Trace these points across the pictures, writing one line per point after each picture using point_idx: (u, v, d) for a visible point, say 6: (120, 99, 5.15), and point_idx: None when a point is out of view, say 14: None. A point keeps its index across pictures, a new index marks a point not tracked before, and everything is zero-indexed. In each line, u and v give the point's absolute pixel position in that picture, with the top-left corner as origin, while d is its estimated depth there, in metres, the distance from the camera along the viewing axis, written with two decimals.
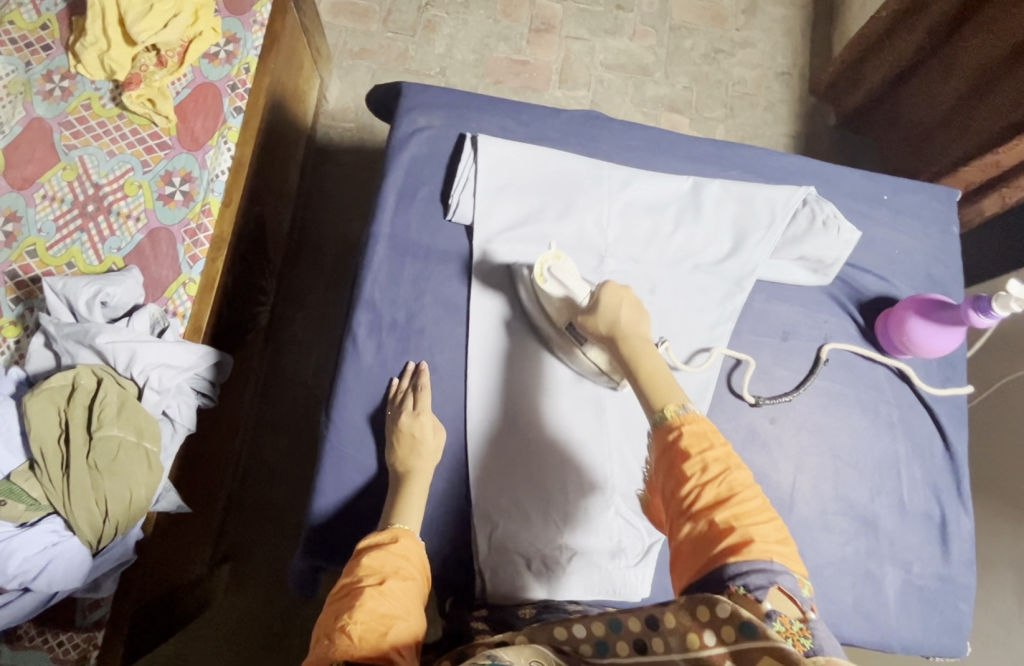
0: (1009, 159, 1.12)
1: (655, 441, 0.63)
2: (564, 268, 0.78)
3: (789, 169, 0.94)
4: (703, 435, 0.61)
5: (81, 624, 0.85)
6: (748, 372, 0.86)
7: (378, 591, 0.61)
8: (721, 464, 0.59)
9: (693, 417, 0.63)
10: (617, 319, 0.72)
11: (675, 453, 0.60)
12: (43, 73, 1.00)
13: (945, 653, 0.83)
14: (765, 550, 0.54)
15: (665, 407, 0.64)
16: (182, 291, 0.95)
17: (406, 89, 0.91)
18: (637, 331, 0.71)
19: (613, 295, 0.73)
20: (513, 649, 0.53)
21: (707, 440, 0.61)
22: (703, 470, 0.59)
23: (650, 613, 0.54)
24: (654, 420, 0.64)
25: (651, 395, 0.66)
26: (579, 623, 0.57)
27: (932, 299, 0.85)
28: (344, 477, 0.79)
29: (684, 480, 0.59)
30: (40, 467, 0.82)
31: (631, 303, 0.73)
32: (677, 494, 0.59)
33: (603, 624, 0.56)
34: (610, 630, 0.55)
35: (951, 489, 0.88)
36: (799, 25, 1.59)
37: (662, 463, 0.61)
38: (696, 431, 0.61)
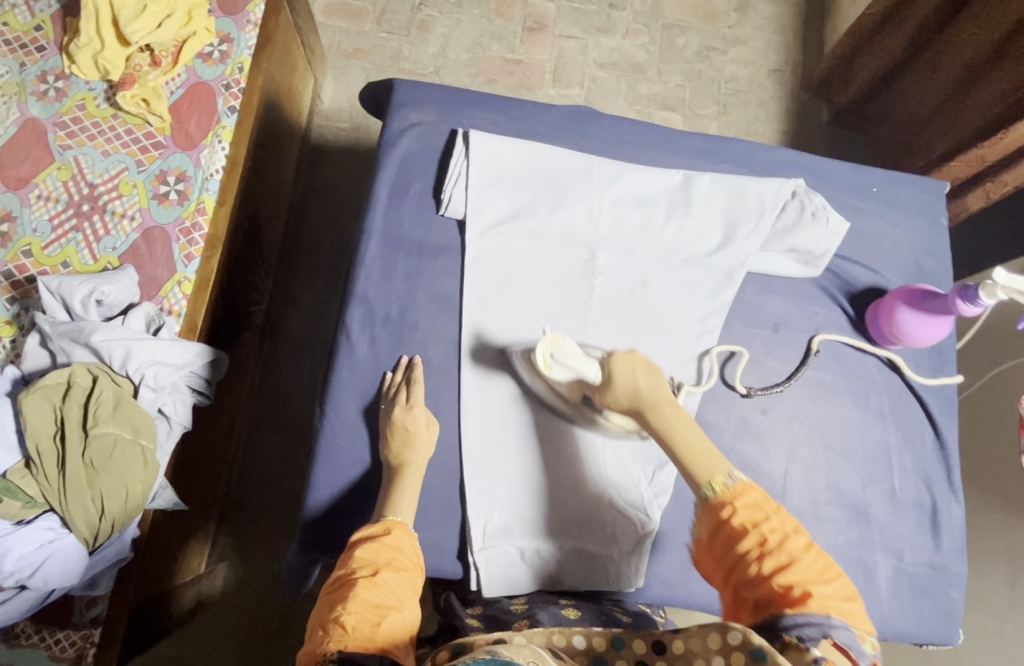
0: (995, 152, 1.14)
1: (708, 515, 0.63)
2: (567, 351, 0.77)
3: (779, 162, 0.95)
4: (755, 503, 0.62)
5: (79, 621, 0.85)
6: (742, 363, 0.86)
7: (371, 582, 0.62)
8: (779, 532, 0.60)
9: (742, 487, 0.63)
10: (636, 389, 0.71)
11: (730, 526, 0.61)
12: (37, 73, 1.00)
13: (937, 641, 0.84)
14: (824, 607, 0.55)
15: (712, 483, 0.64)
16: (177, 290, 0.95)
17: (398, 86, 0.92)
18: (664, 398, 0.71)
19: (623, 364, 0.72)
20: (509, 648, 0.53)
21: (760, 509, 0.61)
22: (761, 542, 0.59)
23: (657, 639, 0.59)
24: (702, 497, 0.64)
25: (693, 470, 0.66)
26: (579, 634, 0.61)
27: (920, 289, 0.86)
28: (339, 471, 0.80)
29: (744, 553, 0.59)
30: (36, 464, 0.82)
31: (645, 371, 0.72)
32: (735, 563, 0.60)
33: (603, 640, 0.61)
34: (612, 646, 0.60)
35: (942, 478, 0.88)
36: (791, 22, 1.60)
37: (718, 537, 0.62)
38: (747, 503, 0.62)
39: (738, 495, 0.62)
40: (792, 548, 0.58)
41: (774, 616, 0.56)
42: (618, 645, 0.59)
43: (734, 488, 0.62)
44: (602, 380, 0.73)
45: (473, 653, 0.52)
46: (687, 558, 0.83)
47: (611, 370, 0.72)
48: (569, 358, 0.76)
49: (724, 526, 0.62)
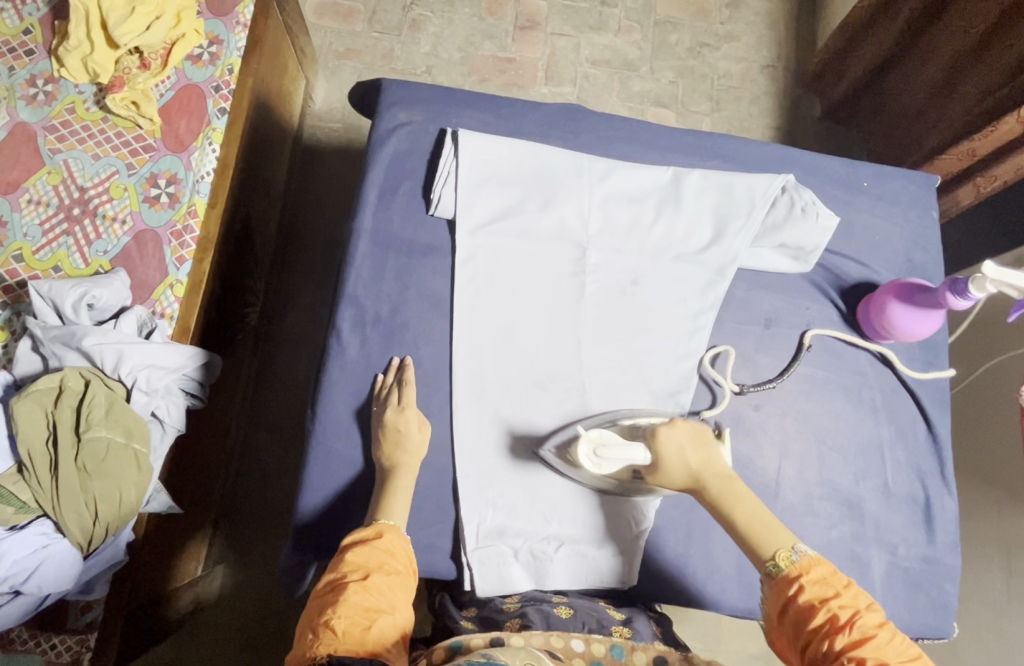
0: (984, 146, 1.11)
1: (776, 593, 0.63)
2: (609, 444, 0.75)
3: (770, 158, 0.95)
4: (823, 579, 0.62)
5: (74, 626, 0.85)
6: (728, 362, 0.86)
7: (361, 586, 0.62)
8: (849, 607, 0.59)
9: (808, 562, 0.63)
10: (687, 468, 0.73)
11: (799, 604, 0.61)
12: (27, 77, 1.00)
13: (932, 634, 0.84)
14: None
15: (776, 557, 0.65)
16: (169, 292, 0.95)
17: (387, 85, 0.91)
18: (720, 474, 0.72)
19: (669, 447, 0.74)
20: (506, 651, 0.54)
21: (829, 584, 0.62)
22: (831, 619, 0.59)
23: (656, 655, 0.70)
24: (767, 573, 0.65)
25: (757, 545, 0.67)
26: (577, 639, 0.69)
27: (911, 283, 0.86)
28: (332, 473, 0.80)
29: (815, 630, 0.59)
30: (28, 470, 0.82)
31: (694, 446, 0.74)
32: (808, 641, 0.59)
33: (602, 647, 0.70)
34: (612, 653, 0.69)
35: (934, 472, 0.88)
36: (783, 17, 1.59)
37: (787, 616, 0.61)
38: (815, 579, 0.62)
39: (806, 571, 0.63)
40: (864, 624, 0.58)
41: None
42: (617, 654, 0.69)
43: (802, 562, 0.63)
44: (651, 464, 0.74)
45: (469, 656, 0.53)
46: (681, 555, 0.83)
47: (659, 455, 0.73)
48: (612, 451, 0.74)
49: (792, 604, 0.62)
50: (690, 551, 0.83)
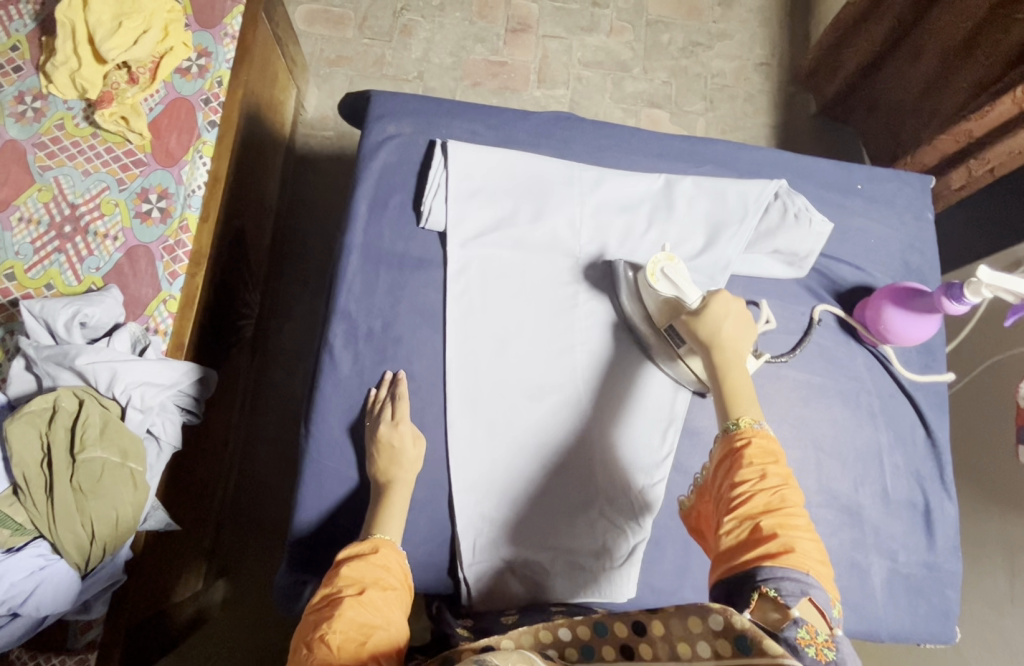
0: (980, 129, 1.09)
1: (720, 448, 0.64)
2: (677, 272, 0.78)
3: (763, 162, 0.94)
4: (766, 450, 0.62)
5: (73, 646, 0.84)
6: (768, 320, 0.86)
7: (357, 601, 0.62)
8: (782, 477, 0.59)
9: (765, 434, 0.63)
10: (718, 330, 0.72)
11: (736, 461, 0.61)
12: (15, 94, 0.99)
13: (934, 640, 0.84)
14: (803, 561, 0.55)
15: (740, 418, 0.64)
16: (162, 308, 0.95)
17: (375, 96, 0.91)
18: (738, 352, 0.71)
19: (722, 306, 0.73)
20: (499, 653, 0.49)
21: (769, 456, 0.61)
22: (760, 480, 0.59)
23: (636, 620, 0.57)
24: (724, 426, 0.65)
25: (729, 403, 0.66)
26: (564, 626, 0.57)
27: (907, 288, 0.85)
28: (326, 489, 0.79)
29: (741, 487, 0.59)
30: (23, 491, 0.81)
31: (735, 318, 0.72)
32: (730, 497, 0.60)
33: (585, 627, 0.57)
34: (596, 634, 0.56)
35: (933, 477, 0.88)
36: (775, 14, 1.58)
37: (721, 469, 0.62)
38: (762, 446, 0.61)
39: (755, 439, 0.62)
40: (788, 496, 0.58)
41: (753, 561, 0.56)
42: (601, 632, 0.56)
43: (757, 430, 0.62)
44: (697, 308, 0.74)
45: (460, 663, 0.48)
46: (678, 565, 0.82)
47: (708, 302, 0.74)
48: (677, 275, 0.78)
49: (730, 459, 0.62)
50: (688, 559, 0.83)
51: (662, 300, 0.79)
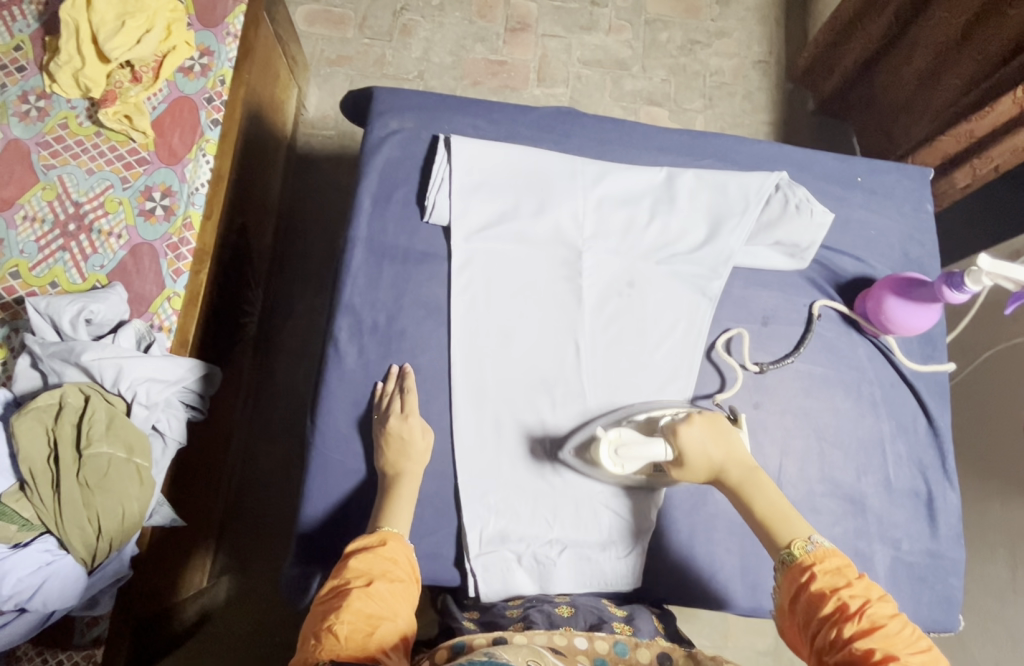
0: (982, 129, 1.10)
1: (788, 582, 0.62)
2: (630, 443, 0.73)
3: (763, 156, 0.95)
4: (837, 569, 0.61)
5: (80, 642, 0.84)
6: (744, 343, 0.87)
7: (365, 592, 0.62)
8: (861, 597, 0.59)
9: (824, 551, 0.63)
10: (709, 458, 0.72)
11: (811, 592, 0.60)
12: (18, 94, 1.00)
13: (937, 628, 0.84)
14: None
15: (792, 546, 0.64)
16: (167, 305, 0.95)
17: (378, 93, 0.91)
18: (741, 463, 0.72)
19: (692, 441, 0.71)
20: (508, 649, 0.52)
21: (841, 575, 0.61)
22: (842, 606, 0.58)
23: (658, 651, 0.69)
24: (780, 560, 0.64)
25: (773, 534, 0.67)
26: (585, 637, 0.68)
27: (907, 277, 0.86)
28: (333, 482, 0.80)
29: (826, 616, 0.58)
30: (30, 487, 0.82)
31: (710, 436, 0.72)
32: (819, 629, 0.58)
33: (605, 644, 0.69)
34: (615, 650, 0.68)
35: (936, 466, 0.88)
36: (773, 12, 1.59)
37: (799, 603, 0.61)
38: (828, 569, 0.61)
39: (820, 560, 0.62)
40: (875, 614, 0.57)
41: None
42: (622, 650, 0.68)
43: (818, 552, 0.62)
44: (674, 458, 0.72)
45: (470, 655, 0.51)
46: (683, 556, 0.83)
47: (681, 452, 0.71)
48: (632, 451, 0.72)
49: (805, 591, 0.61)
50: (693, 550, 0.83)
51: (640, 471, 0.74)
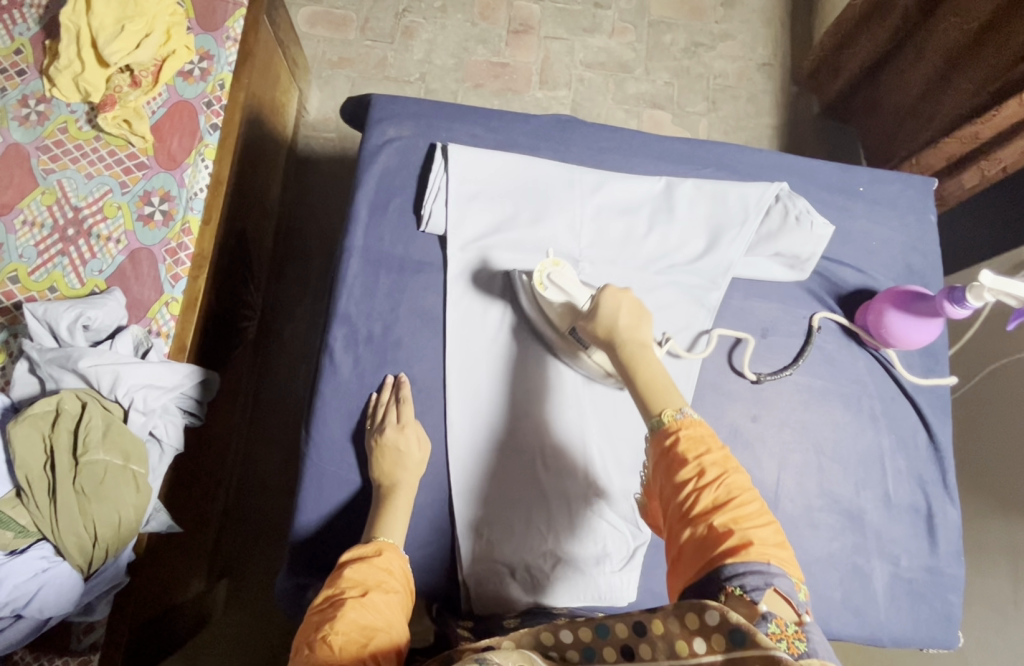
0: (988, 130, 1.09)
1: (652, 447, 0.60)
2: (564, 276, 0.79)
3: (764, 165, 0.94)
4: (698, 438, 0.58)
5: (77, 648, 0.84)
6: (748, 349, 0.87)
7: (359, 602, 0.61)
8: (718, 466, 0.57)
9: (691, 421, 0.61)
10: (615, 324, 0.70)
11: (671, 459, 0.58)
12: (18, 98, 1.00)
13: (936, 645, 0.83)
14: (764, 553, 0.52)
15: (661, 412, 0.61)
16: (165, 311, 0.95)
17: (376, 100, 0.91)
18: (637, 338, 0.69)
19: (612, 298, 0.72)
20: (497, 652, 0.50)
21: (702, 443, 0.58)
22: (698, 475, 0.56)
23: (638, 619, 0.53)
24: (650, 426, 0.62)
25: (648, 399, 0.63)
26: (565, 626, 0.54)
27: (908, 290, 0.85)
28: (328, 493, 0.80)
29: (683, 485, 0.56)
30: (26, 493, 0.82)
31: (626, 308, 0.71)
32: (676, 499, 0.56)
33: (587, 629, 0.54)
34: (597, 635, 0.53)
35: (936, 481, 0.87)
36: (777, 15, 1.58)
37: (659, 467, 0.59)
38: (691, 435, 0.58)
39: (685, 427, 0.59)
40: (732, 485, 0.55)
41: (713, 562, 0.52)
42: (604, 633, 0.53)
43: (682, 419, 0.60)
44: (590, 309, 0.73)
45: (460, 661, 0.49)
46: None
47: (598, 306, 0.71)
48: (564, 278, 0.79)
49: (665, 455, 0.59)
50: None
51: (555, 308, 0.80)
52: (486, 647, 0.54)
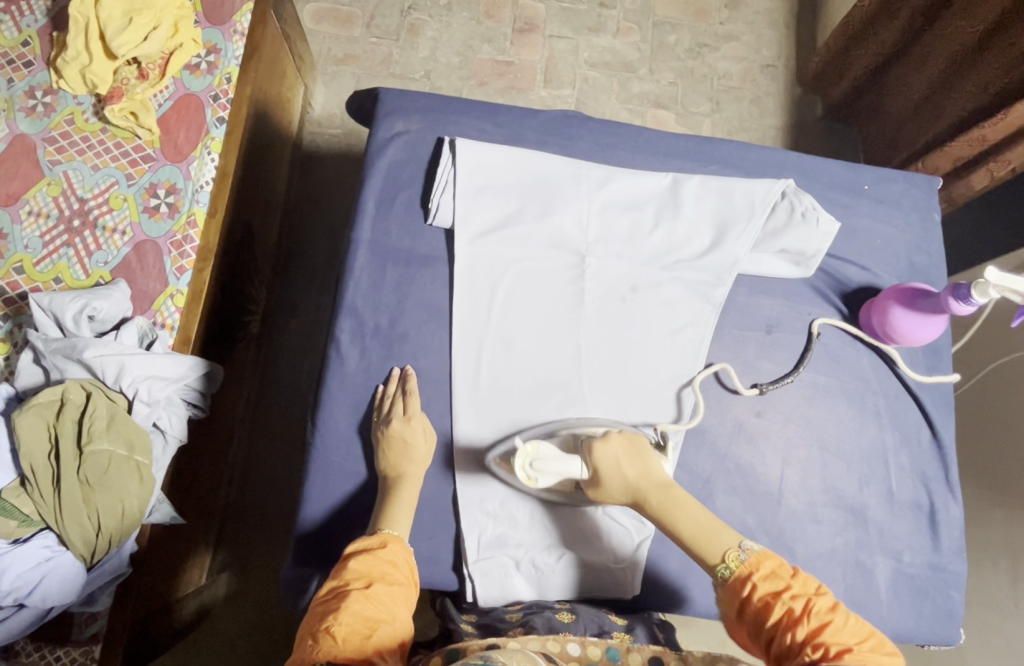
0: (995, 133, 1.10)
1: (730, 596, 0.63)
2: (546, 456, 0.73)
3: (770, 162, 0.94)
4: (773, 573, 0.62)
5: (79, 637, 0.84)
6: (730, 375, 0.86)
7: (363, 594, 0.62)
8: (802, 596, 0.59)
9: (757, 558, 0.63)
10: (623, 479, 0.72)
11: (756, 599, 0.60)
12: (26, 89, 1.00)
13: (938, 641, 0.84)
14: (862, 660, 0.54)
15: (725, 560, 0.64)
16: (170, 302, 0.95)
17: (384, 94, 0.91)
18: (652, 487, 0.71)
19: (606, 458, 0.73)
20: (503, 652, 0.51)
21: (779, 577, 0.61)
22: (787, 610, 0.59)
23: (652, 656, 0.67)
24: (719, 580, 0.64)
25: (703, 553, 0.67)
26: (574, 642, 0.67)
27: (914, 288, 0.85)
28: (333, 484, 0.80)
29: (776, 621, 0.59)
30: (31, 482, 0.82)
31: (624, 459, 0.73)
32: (773, 637, 0.58)
33: (597, 649, 0.67)
34: (607, 656, 0.67)
35: (939, 478, 0.88)
36: (782, 16, 1.59)
37: (745, 612, 0.61)
38: (765, 574, 0.62)
39: (755, 566, 0.63)
40: (820, 609, 0.58)
41: None
42: (613, 656, 0.67)
43: (750, 558, 0.63)
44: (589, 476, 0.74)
45: (466, 658, 0.50)
46: (683, 564, 0.83)
47: (596, 469, 0.73)
48: (549, 463, 0.73)
49: (748, 598, 0.61)
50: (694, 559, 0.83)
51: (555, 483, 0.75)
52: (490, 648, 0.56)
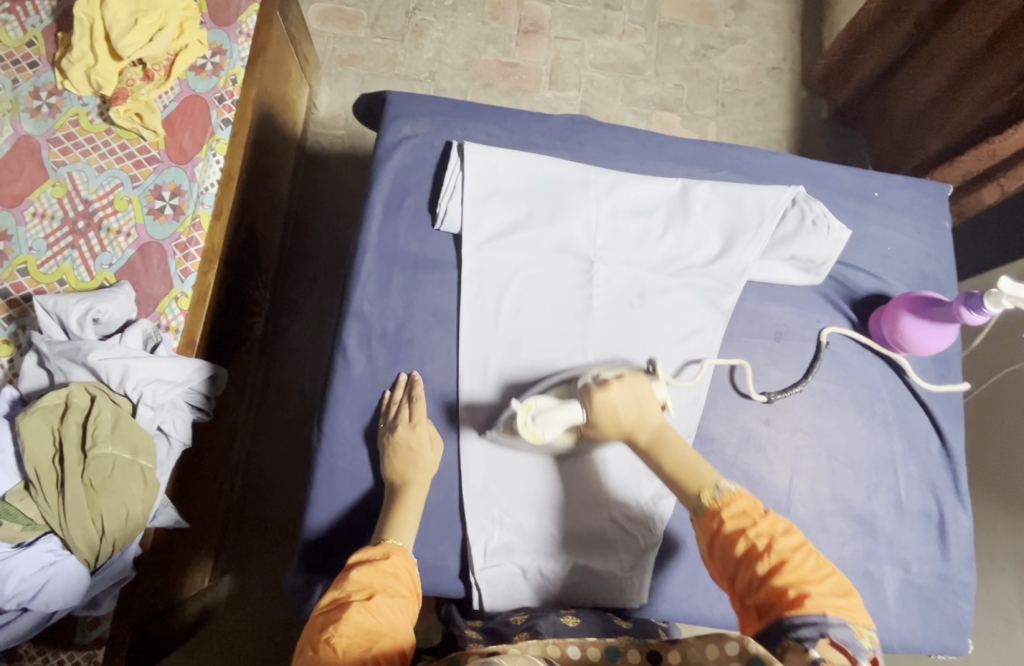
0: (1005, 149, 1.09)
1: (702, 529, 0.65)
2: (545, 409, 0.73)
3: (779, 168, 0.94)
4: (742, 512, 0.63)
5: (82, 641, 0.84)
6: (746, 375, 0.86)
7: (365, 606, 0.61)
8: (766, 534, 0.61)
9: (730, 496, 0.64)
10: (619, 420, 0.72)
11: (724, 537, 0.62)
12: (31, 89, 1.00)
13: (946, 652, 0.83)
14: (820, 606, 0.56)
15: (702, 494, 0.66)
16: (174, 305, 0.94)
17: (392, 97, 0.91)
18: (646, 425, 0.72)
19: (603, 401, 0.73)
20: (508, 658, 0.50)
21: (748, 516, 0.63)
22: (751, 547, 0.60)
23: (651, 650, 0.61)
24: (694, 510, 0.66)
25: (684, 485, 0.68)
26: (574, 644, 0.61)
27: (925, 296, 0.85)
28: (338, 490, 0.79)
29: (740, 559, 0.60)
30: (34, 486, 0.81)
31: (622, 398, 0.73)
32: (737, 574, 0.61)
33: (596, 651, 0.61)
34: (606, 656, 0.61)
35: (948, 487, 0.87)
36: (788, 19, 1.58)
37: (714, 546, 0.63)
38: (734, 512, 0.63)
39: (726, 504, 0.64)
40: (782, 550, 0.59)
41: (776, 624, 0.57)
42: (612, 656, 0.61)
43: (723, 497, 0.64)
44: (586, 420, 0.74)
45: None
46: (691, 572, 0.82)
47: (592, 415, 0.73)
48: (550, 415, 0.73)
49: (717, 535, 0.63)
50: (700, 567, 0.83)
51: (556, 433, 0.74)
52: (493, 654, 0.55)
